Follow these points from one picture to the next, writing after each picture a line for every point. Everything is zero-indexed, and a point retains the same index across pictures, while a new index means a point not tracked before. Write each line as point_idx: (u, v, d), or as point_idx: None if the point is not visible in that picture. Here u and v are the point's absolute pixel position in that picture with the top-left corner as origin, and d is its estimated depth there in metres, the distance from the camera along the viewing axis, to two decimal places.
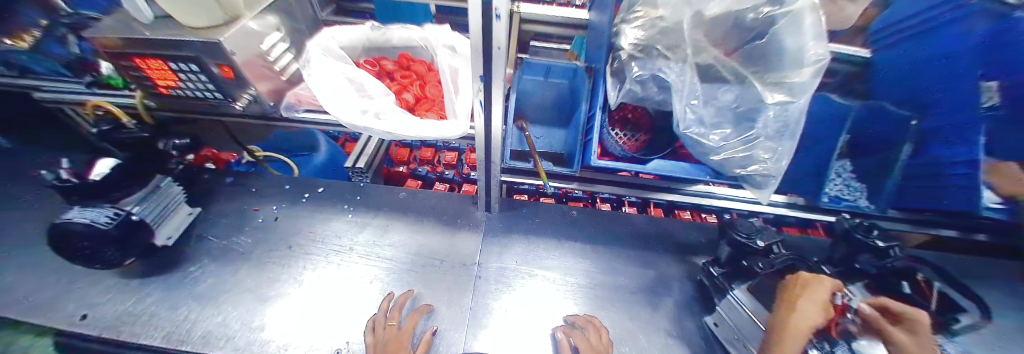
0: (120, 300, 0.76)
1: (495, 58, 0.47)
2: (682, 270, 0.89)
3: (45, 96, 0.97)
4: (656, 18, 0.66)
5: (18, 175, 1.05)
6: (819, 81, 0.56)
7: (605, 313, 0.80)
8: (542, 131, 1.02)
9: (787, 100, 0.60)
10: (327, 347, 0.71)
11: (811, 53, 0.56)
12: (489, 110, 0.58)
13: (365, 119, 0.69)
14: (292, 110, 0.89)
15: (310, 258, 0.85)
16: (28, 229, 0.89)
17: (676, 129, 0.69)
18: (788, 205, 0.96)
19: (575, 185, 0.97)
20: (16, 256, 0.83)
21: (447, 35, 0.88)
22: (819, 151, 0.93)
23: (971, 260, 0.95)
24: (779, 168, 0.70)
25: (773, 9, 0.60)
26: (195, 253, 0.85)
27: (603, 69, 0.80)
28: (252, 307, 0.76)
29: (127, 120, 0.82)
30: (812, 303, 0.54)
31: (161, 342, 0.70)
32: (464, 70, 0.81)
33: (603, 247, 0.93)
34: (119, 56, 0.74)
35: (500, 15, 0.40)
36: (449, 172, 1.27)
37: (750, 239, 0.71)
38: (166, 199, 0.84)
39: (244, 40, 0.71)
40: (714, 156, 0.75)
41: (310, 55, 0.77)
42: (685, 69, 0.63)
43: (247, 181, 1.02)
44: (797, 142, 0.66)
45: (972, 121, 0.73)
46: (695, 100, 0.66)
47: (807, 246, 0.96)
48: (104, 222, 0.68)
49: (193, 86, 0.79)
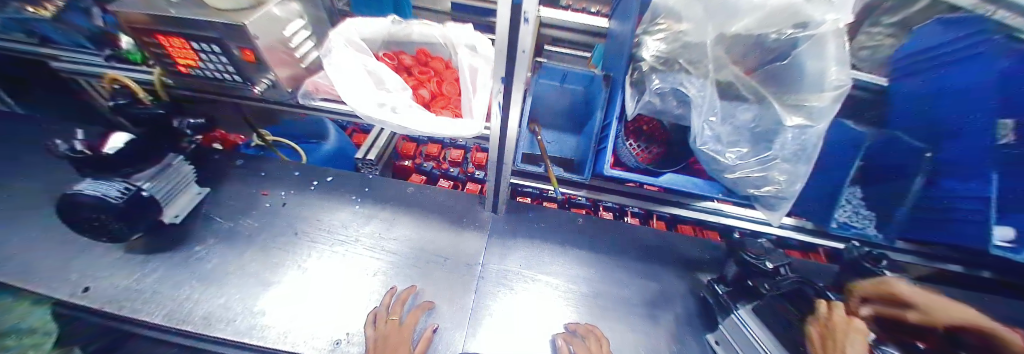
0: (124, 275, 0.76)
1: (518, 61, 0.48)
2: (684, 285, 0.89)
3: (63, 67, 0.96)
4: (679, 33, 0.65)
5: (34, 143, 1.06)
6: (839, 106, 0.58)
7: (605, 323, 0.79)
8: (553, 137, 1.03)
9: (805, 124, 0.62)
10: (327, 337, 0.71)
11: (832, 79, 0.57)
12: (507, 112, 0.59)
13: (381, 112, 0.69)
14: (309, 98, 0.89)
15: (314, 246, 0.86)
16: (35, 197, 0.89)
17: (692, 144, 0.70)
18: (796, 228, 0.99)
19: (584, 192, 1.00)
20: (23, 222, 0.83)
21: (467, 34, 0.86)
22: (832, 177, 0.92)
23: (977, 295, 0.94)
24: (792, 192, 0.71)
25: (796, 32, 0.59)
26: (203, 232, 0.85)
27: (620, 79, 0.78)
28: (253, 291, 0.76)
29: (143, 96, 0.82)
30: (851, 339, 0.55)
31: (162, 320, 0.70)
32: (484, 70, 0.81)
33: (606, 256, 0.92)
34: (144, 32, 0.74)
35: (529, 19, 0.41)
36: (454, 169, 1.25)
37: (759, 260, 0.70)
38: (178, 176, 0.85)
39: (269, 25, 0.71)
40: (729, 174, 0.76)
41: (332, 44, 0.77)
42: (707, 84, 0.63)
43: (257, 165, 1.02)
44: (812, 166, 0.66)
45: (982, 158, 0.72)
46: (713, 117, 0.66)
47: (814, 270, 0.95)
48: (115, 196, 0.67)
49: (214, 66, 0.80)
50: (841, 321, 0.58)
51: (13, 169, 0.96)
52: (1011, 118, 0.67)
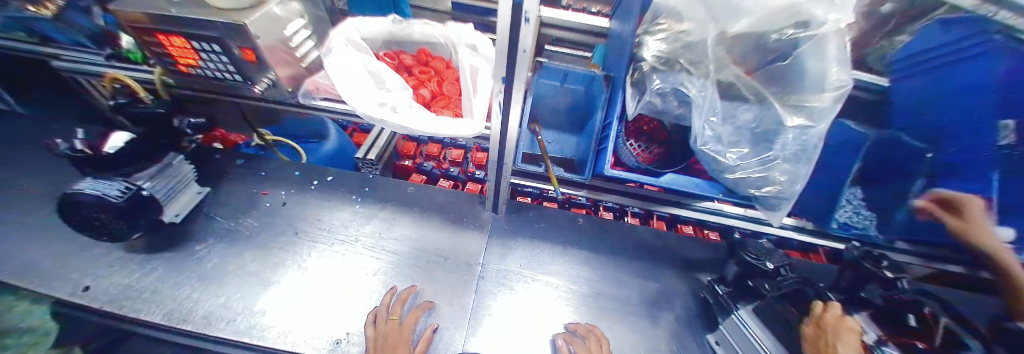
0: (125, 274, 0.76)
1: (519, 61, 0.48)
2: (685, 286, 0.88)
3: (64, 66, 0.96)
4: (679, 33, 0.66)
5: (35, 143, 1.06)
6: (840, 107, 0.58)
7: (605, 323, 0.79)
8: (553, 136, 1.04)
9: (806, 124, 0.62)
10: (327, 337, 0.71)
11: (834, 79, 0.57)
12: (508, 112, 0.59)
13: (381, 111, 0.69)
14: (310, 98, 0.90)
15: (314, 246, 0.86)
16: (35, 196, 0.89)
17: (692, 144, 0.71)
18: (796, 229, 1.00)
19: (585, 192, 1.01)
20: (23, 221, 0.83)
21: (467, 33, 0.87)
22: (832, 178, 0.92)
23: None
24: (792, 192, 0.71)
25: (796, 32, 0.59)
26: (203, 232, 0.85)
27: (619, 79, 0.78)
28: (253, 290, 0.76)
29: (144, 95, 0.82)
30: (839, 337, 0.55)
31: (161, 320, 0.70)
32: (484, 70, 0.81)
33: (606, 256, 0.92)
34: (144, 32, 0.74)
35: (529, 19, 0.41)
36: (455, 169, 1.25)
37: (759, 260, 0.72)
38: (178, 176, 0.85)
39: (269, 25, 0.71)
40: (729, 175, 0.76)
41: (333, 44, 0.77)
42: (707, 85, 0.63)
43: (258, 164, 1.02)
44: (814, 166, 0.66)
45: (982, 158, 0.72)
46: (714, 117, 0.67)
47: (814, 271, 0.95)
48: (116, 195, 0.67)
49: (214, 66, 0.80)
50: (832, 320, 0.58)
51: (13, 169, 0.96)
52: (1011, 119, 0.67)
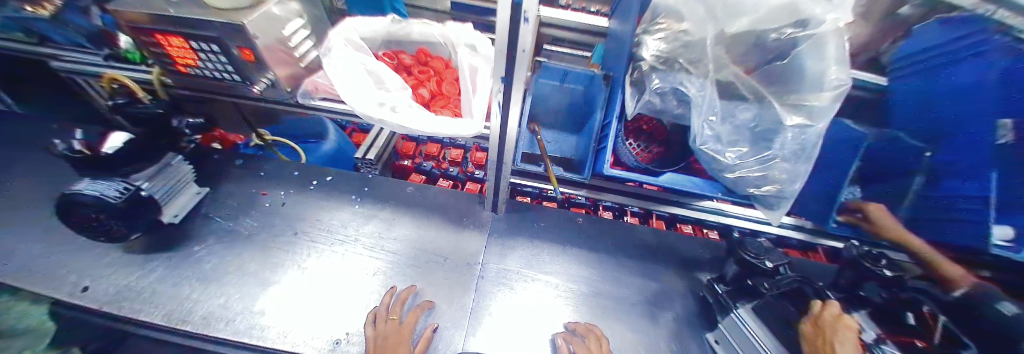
0: (124, 274, 0.76)
1: (518, 60, 0.47)
2: (684, 285, 0.89)
3: (62, 66, 0.96)
4: (679, 32, 0.65)
5: (34, 143, 1.06)
6: (839, 106, 0.58)
7: (605, 322, 0.79)
8: (553, 136, 1.04)
9: (806, 123, 0.62)
10: (327, 337, 0.71)
11: (833, 78, 0.57)
12: (507, 112, 0.59)
13: (381, 111, 0.69)
14: (308, 97, 0.89)
15: (314, 246, 0.85)
16: (34, 197, 0.89)
17: (692, 144, 0.70)
18: (796, 227, 0.99)
19: (584, 192, 1.00)
20: (22, 222, 0.83)
21: (467, 33, 0.86)
22: (831, 177, 0.92)
23: None
24: (792, 191, 0.72)
25: (796, 31, 0.59)
26: (202, 232, 0.85)
27: (620, 79, 0.79)
28: (252, 291, 0.76)
29: (142, 95, 0.81)
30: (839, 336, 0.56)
31: (160, 320, 0.70)
32: (484, 70, 0.81)
33: (606, 256, 0.92)
34: (142, 31, 0.73)
35: (528, 19, 0.41)
36: (454, 169, 1.24)
37: (759, 259, 0.70)
38: (177, 175, 0.85)
39: (268, 24, 0.71)
40: (728, 174, 0.75)
41: (332, 44, 0.76)
42: (706, 84, 0.63)
43: (257, 164, 1.02)
44: (812, 165, 0.67)
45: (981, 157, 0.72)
46: (713, 117, 0.66)
47: (814, 270, 0.95)
48: (114, 195, 0.68)
49: (213, 66, 0.79)
50: (830, 319, 0.58)
51: (12, 169, 0.96)
52: (1010, 118, 0.66)
